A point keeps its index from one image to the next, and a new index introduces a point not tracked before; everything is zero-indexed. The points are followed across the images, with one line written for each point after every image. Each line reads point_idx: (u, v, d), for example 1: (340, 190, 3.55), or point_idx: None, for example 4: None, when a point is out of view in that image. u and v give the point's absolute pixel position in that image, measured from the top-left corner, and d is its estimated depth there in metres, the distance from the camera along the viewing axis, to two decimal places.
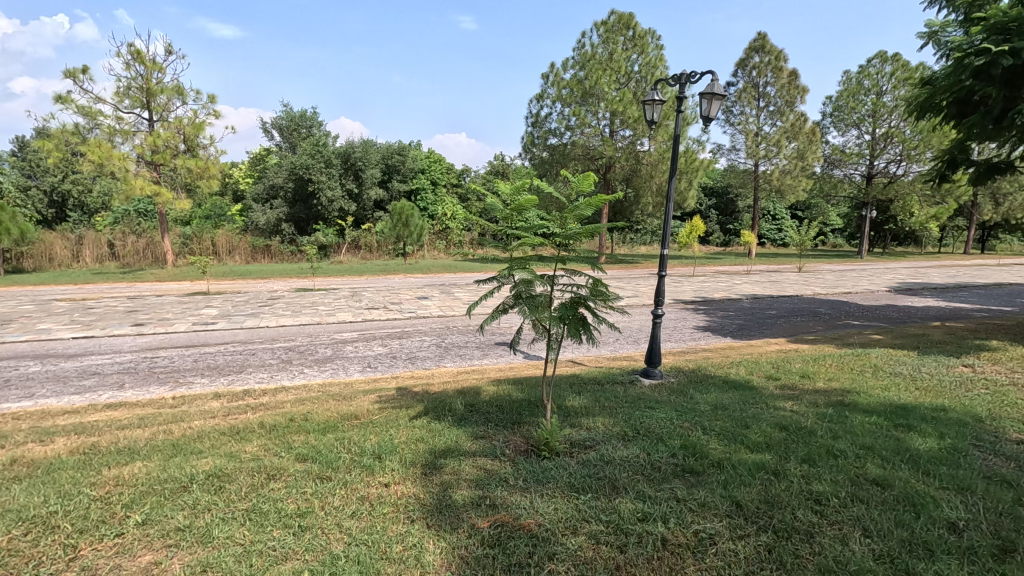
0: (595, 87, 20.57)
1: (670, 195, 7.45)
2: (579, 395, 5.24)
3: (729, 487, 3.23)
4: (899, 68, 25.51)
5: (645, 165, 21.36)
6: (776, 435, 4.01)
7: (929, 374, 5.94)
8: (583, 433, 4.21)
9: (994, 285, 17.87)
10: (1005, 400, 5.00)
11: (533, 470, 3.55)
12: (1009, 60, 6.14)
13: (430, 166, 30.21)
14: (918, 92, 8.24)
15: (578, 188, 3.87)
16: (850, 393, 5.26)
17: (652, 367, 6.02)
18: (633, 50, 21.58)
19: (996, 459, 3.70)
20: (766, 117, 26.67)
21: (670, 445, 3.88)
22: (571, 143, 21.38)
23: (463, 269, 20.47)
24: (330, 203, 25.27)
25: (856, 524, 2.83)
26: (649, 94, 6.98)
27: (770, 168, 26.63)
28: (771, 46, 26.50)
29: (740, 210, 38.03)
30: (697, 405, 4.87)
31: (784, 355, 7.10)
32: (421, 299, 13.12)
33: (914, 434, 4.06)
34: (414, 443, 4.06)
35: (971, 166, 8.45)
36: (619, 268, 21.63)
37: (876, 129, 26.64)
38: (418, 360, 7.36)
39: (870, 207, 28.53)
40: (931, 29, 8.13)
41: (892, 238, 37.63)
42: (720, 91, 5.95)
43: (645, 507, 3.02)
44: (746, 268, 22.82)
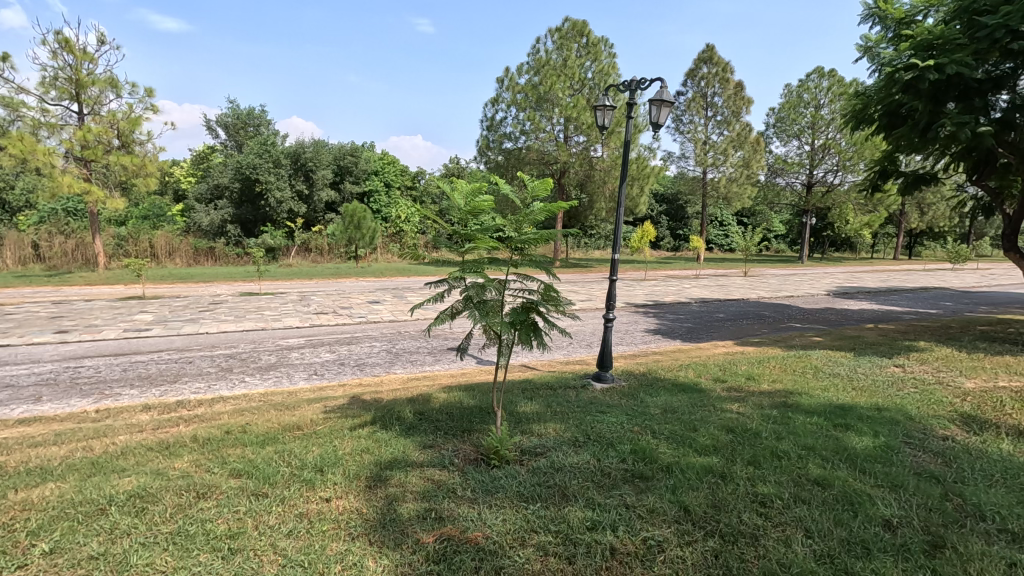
0: (549, 93, 20.74)
1: (619, 201, 7.47)
2: (531, 400, 5.17)
3: (678, 492, 3.24)
4: (835, 84, 26.94)
5: (599, 171, 21.81)
6: (723, 438, 4.07)
7: (865, 375, 6.19)
8: (534, 440, 4.15)
9: (920, 288, 19.11)
10: (932, 399, 5.27)
11: (482, 481, 3.46)
12: (935, 75, 6.56)
13: (384, 168, 29.78)
14: (853, 106, 8.64)
15: (535, 191, 3.85)
16: (792, 394, 5.43)
17: (604, 371, 6.04)
18: (586, 58, 21.94)
19: (925, 456, 3.87)
20: (714, 126, 27.58)
21: (620, 450, 3.88)
22: (525, 147, 21.53)
23: (417, 272, 20.17)
24: (278, 204, 24.39)
25: (798, 525, 2.87)
26: (601, 99, 6.99)
27: (717, 175, 27.53)
28: (718, 58, 27.47)
29: (689, 216, 39.30)
30: (647, 409, 4.90)
31: (731, 358, 7.29)
32: (372, 303, 12.80)
33: (851, 433, 4.20)
34: (359, 454, 3.89)
35: (900, 177, 8.93)
36: (573, 272, 21.83)
37: (815, 140, 28.02)
38: (367, 366, 7.14)
39: (809, 215, 29.97)
40: (866, 45, 8.47)
41: (829, 244, 39.66)
42: (669, 98, 6.04)
43: (595, 515, 2.98)
44: (694, 272, 23.51)
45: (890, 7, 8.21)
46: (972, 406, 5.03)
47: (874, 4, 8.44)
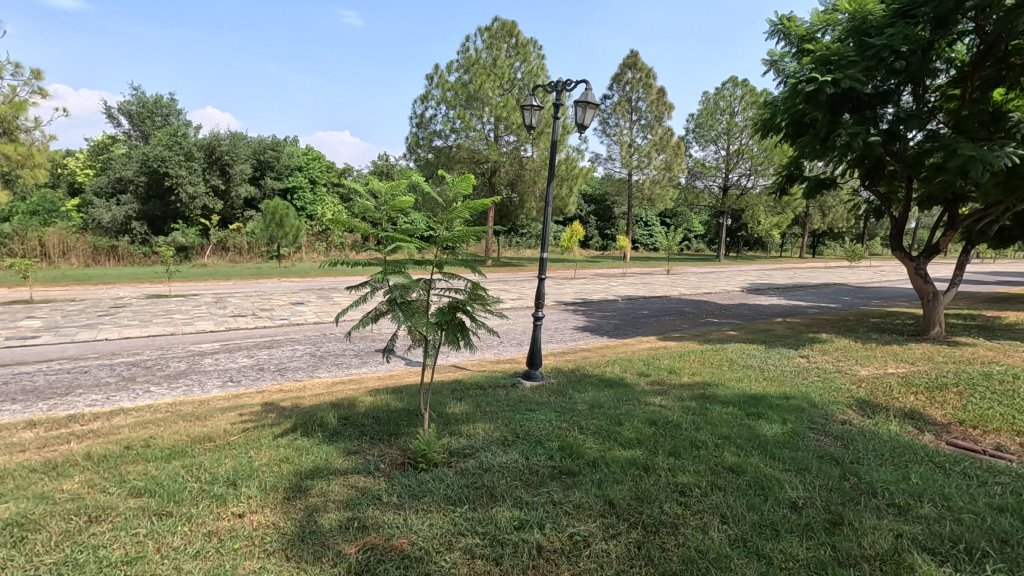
0: (479, 91, 20.70)
1: (547, 201, 7.55)
2: (461, 401, 5.11)
3: (603, 486, 3.30)
4: (747, 93, 28.73)
5: (529, 170, 22.09)
6: (646, 431, 4.20)
7: (775, 365, 6.63)
8: (462, 441, 4.10)
9: (822, 285, 20.78)
10: (833, 386, 5.73)
11: (409, 485, 3.38)
12: (832, 89, 7.10)
13: (309, 164, 28.64)
14: (762, 114, 9.24)
15: (459, 189, 3.80)
16: (710, 385, 5.71)
17: (534, 368, 6.08)
18: (515, 58, 22.09)
19: (827, 439, 4.18)
20: (638, 130, 28.64)
21: (548, 448, 3.91)
22: (456, 146, 21.37)
23: (344, 272, 19.53)
24: (191, 200, 22.77)
25: (714, 512, 3.00)
26: (528, 99, 7.03)
27: (642, 177, 28.60)
28: (642, 64, 28.50)
29: (616, 217, 40.60)
30: (575, 405, 4.98)
31: (654, 352, 7.58)
32: (294, 304, 12.22)
33: (763, 421, 4.47)
34: (277, 465, 3.68)
35: (804, 181, 9.64)
36: (504, 271, 21.94)
37: (730, 145, 29.76)
38: (288, 370, 6.81)
39: (725, 216, 31.81)
40: (773, 58, 9.04)
41: (744, 243, 42.28)
42: (594, 100, 6.17)
43: (522, 514, 2.98)
44: (621, 271, 24.25)
45: (793, 24, 8.84)
46: (866, 391, 5.52)
47: (779, 21, 9.04)
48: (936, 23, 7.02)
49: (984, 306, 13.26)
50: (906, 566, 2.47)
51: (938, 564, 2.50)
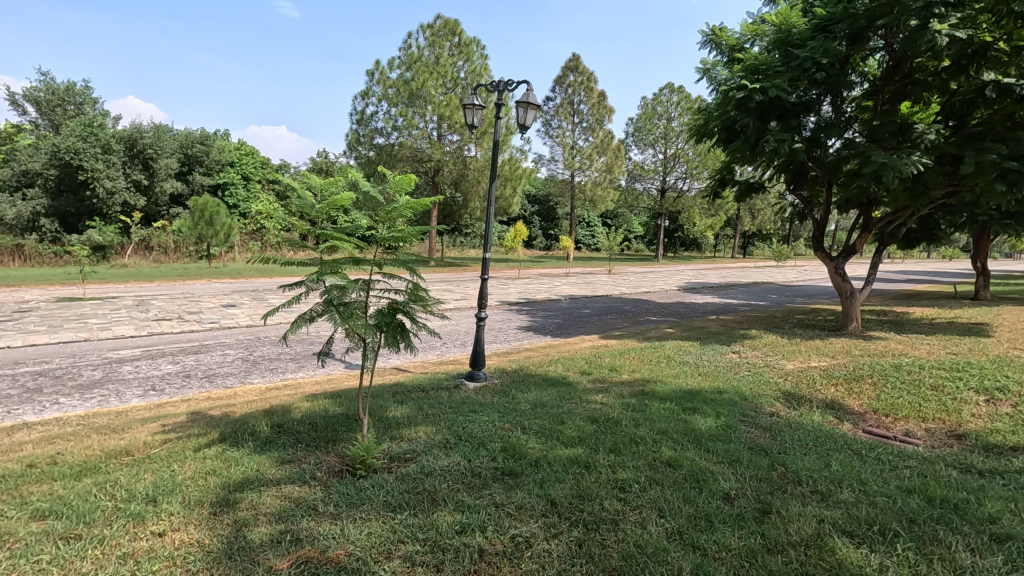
0: (421, 89, 20.43)
1: (489, 200, 7.51)
2: (401, 404, 5.00)
3: (545, 485, 3.31)
4: (683, 99, 29.85)
5: (472, 170, 22.02)
6: (587, 428, 4.25)
7: (709, 361, 6.90)
8: (403, 445, 4.01)
9: (751, 283, 21.90)
10: (762, 379, 6.03)
11: (346, 493, 3.25)
12: (760, 97, 7.45)
13: (241, 159, 27.35)
14: (696, 120, 9.60)
15: (398, 187, 3.70)
16: (649, 382, 5.87)
17: (477, 369, 6.04)
18: (458, 57, 21.96)
19: (756, 431, 4.37)
20: (580, 132, 29.17)
21: (490, 449, 3.88)
22: (398, 144, 21.00)
23: (280, 273, 18.76)
24: (109, 195, 21.20)
25: (653, 506, 3.07)
26: (469, 98, 6.98)
27: (584, 178, 29.13)
28: (583, 68, 29.02)
29: (559, 217, 41.17)
30: (517, 405, 4.98)
31: (596, 351, 7.71)
32: (225, 307, 11.61)
33: (698, 416, 4.63)
34: (202, 478, 3.46)
35: (735, 185, 10.08)
36: (448, 271, 21.78)
37: (667, 150, 30.84)
38: (217, 377, 6.44)
39: (663, 218, 32.94)
40: (705, 66, 9.39)
41: (680, 244, 43.97)
42: (535, 102, 6.20)
43: (464, 518, 2.94)
44: (564, 271, 24.58)
45: (724, 35, 9.24)
46: (791, 384, 5.83)
47: (711, 32, 9.41)
48: (852, 38, 7.51)
49: (894, 303, 14.38)
50: (828, 549, 2.61)
51: (856, 546, 2.66)
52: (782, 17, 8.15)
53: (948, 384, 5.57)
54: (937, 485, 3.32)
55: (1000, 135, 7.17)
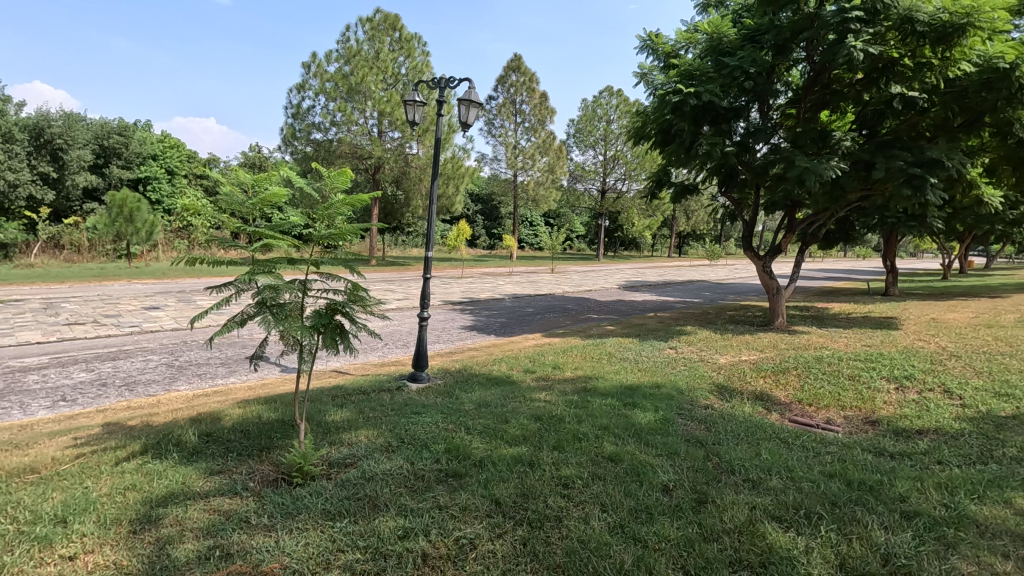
0: (360, 84, 19.91)
1: (431, 198, 7.41)
2: (341, 408, 4.84)
3: (489, 485, 3.29)
4: (622, 102, 30.64)
5: (414, 168, 21.76)
6: (531, 426, 4.27)
7: (647, 357, 7.11)
8: (343, 449, 3.89)
9: (687, 281, 22.82)
10: (697, 373, 6.28)
11: (281, 503, 3.10)
12: (694, 101, 7.73)
13: (165, 152, 25.70)
14: (635, 122, 9.86)
15: (333, 183, 3.54)
16: (591, 378, 5.98)
17: (420, 370, 5.95)
18: (399, 52, 21.58)
19: (692, 424, 4.54)
20: (522, 132, 29.38)
21: (434, 450, 3.83)
22: (336, 140, 20.40)
23: (209, 273, 17.78)
24: (12, 189, 19.16)
25: (595, 501, 3.12)
26: (410, 94, 6.85)
27: (526, 178, 29.36)
28: (524, 68, 29.22)
29: (502, 216, 41.34)
30: (461, 405, 4.94)
31: (539, 349, 7.77)
32: (147, 309, 10.87)
33: (638, 410, 4.75)
34: (121, 495, 3.20)
35: (671, 187, 10.42)
36: (389, 271, 21.40)
37: (607, 151, 31.58)
38: (139, 385, 6.00)
39: (603, 218, 33.72)
40: (643, 71, 9.63)
41: (620, 243, 45.23)
42: (477, 100, 6.17)
43: (406, 522, 2.87)
44: (508, 270, 24.68)
45: (660, 41, 9.53)
46: (724, 377, 6.11)
47: (648, 37, 9.67)
48: (777, 49, 7.94)
49: (815, 299, 15.38)
50: (759, 535, 2.74)
51: (784, 530, 2.80)
52: (713, 26, 8.50)
53: (863, 373, 6.01)
54: (854, 469, 3.55)
55: (907, 144, 7.78)
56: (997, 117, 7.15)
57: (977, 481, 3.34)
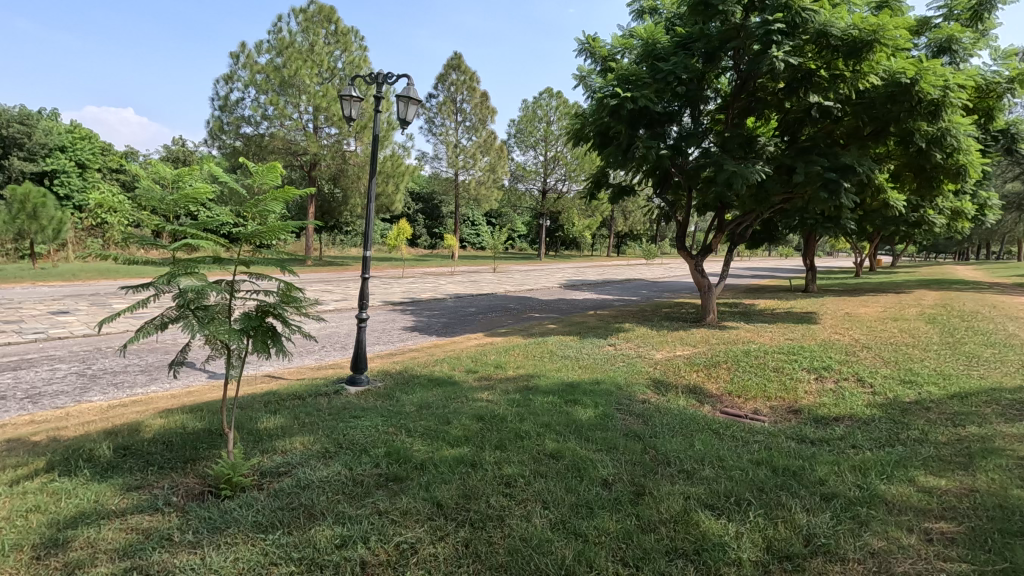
0: (294, 78, 19.17)
1: (369, 196, 7.22)
2: (274, 414, 4.63)
3: (431, 488, 3.24)
4: (561, 104, 31.11)
5: (352, 166, 21.30)
6: (474, 427, 4.24)
7: (588, 355, 7.24)
8: (276, 458, 3.71)
9: (625, 280, 23.48)
10: (635, 369, 6.46)
11: (208, 517, 2.93)
12: (631, 105, 7.94)
13: (76, 143, 23.74)
14: (574, 124, 10.02)
15: (261, 179, 3.36)
16: (532, 377, 6.02)
17: (358, 373, 5.78)
18: (335, 46, 20.96)
19: (630, 418, 4.66)
20: (463, 131, 29.25)
21: (374, 455, 3.73)
22: (268, 134, 19.56)
23: (127, 274, 16.56)
24: None
25: (537, 499, 3.14)
26: (346, 89, 6.65)
27: (468, 178, 29.24)
28: (465, 67, 29.10)
29: (444, 216, 41.03)
30: (402, 407, 4.84)
31: (482, 348, 7.75)
32: (55, 314, 10.00)
33: (578, 407, 4.83)
34: (22, 518, 2.92)
35: (609, 188, 10.65)
36: (327, 271, 20.73)
37: (547, 152, 31.98)
38: (45, 396, 5.49)
39: (545, 218, 34.12)
40: (581, 74, 9.81)
41: (560, 243, 45.96)
42: (416, 97, 6.07)
43: (344, 530, 2.78)
44: (450, 270, 24.46)
45: (597, 45, 9.75)
46: (660, 372, 6.31)
47: (586, 41, 9.86)
48: (708, 57, 8.29)
49: (744, 296, 16.21)
50: (693, 523, 2.84)
51: (716, 517, 2.92)
52: (648, 32, 8.78)
53: (786, 365, 6.38)
54: (779, 456, 3.76)
55: (823, 150, 8.32)
56: (901, 127, 7.76)
57: (885, 462, 3.61)
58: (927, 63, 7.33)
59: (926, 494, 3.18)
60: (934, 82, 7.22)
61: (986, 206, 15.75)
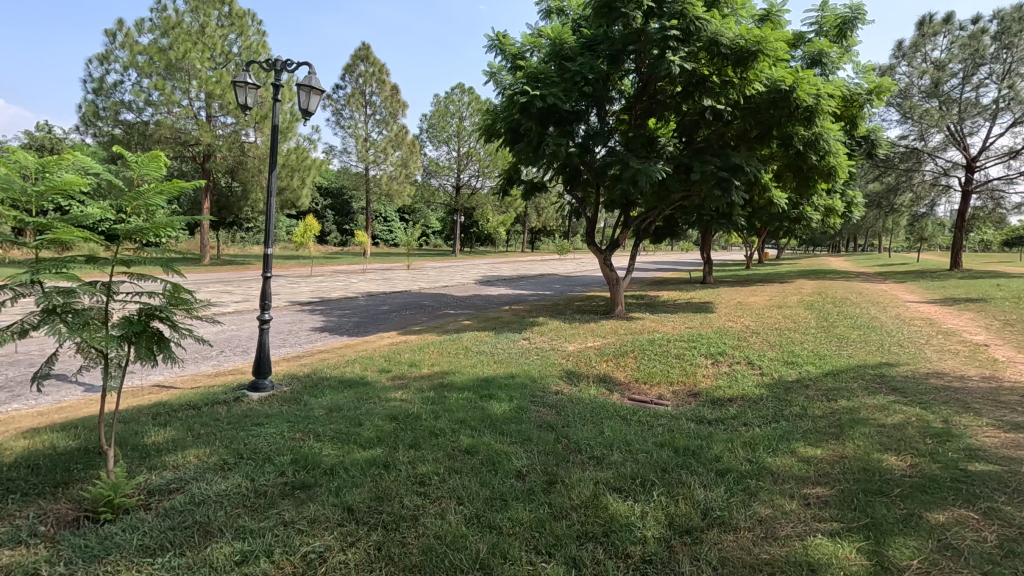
0: (182, 61, 17.64)
1: (270, 190, 6.80)
2: (164, 427, 4.24)
3: (340, 493, 3.13)
4: (473, 100, 31.10)
5: (251, 158, 19.94)
6: (387, 427, 4.15)
7: (503, 349, 7.31)
8: (166, 475, 3.40)
9: (539, 275, 23.94)
10: (549, 362, 6.60)
11: (84, 546, 2.63)
12: (540, 103, 8.08)
13: None
14: (486, 120, 10.03)
15: (143, 171, 3.04)
16: (448, 374, 5.97)
17: (261, 378, 5.43)
18: (229, 29, 19.56)
19: (544, 410, 4.76)
20: (373, 124, 28.41)
21: (279, 463, 3.53)
22: (154, 122, 17.90)
23: None
24: None
25: (452, 495, 3.12)
26: (240, 74, 6.21)
27: (379, 173, 28.44)
28: (374, 58, 28.25)
29: (355, 212, 39.70)
30: (311, 412, 4.62)
31: (395, 347, 7.57)
32: None
33: (493, 401, 4.87)
34: None
35: (521, 184, 10.79)
36: (226, 271, 19.34)
37: (460, 148, 31.86)
38: None
39: (459, 214, 33.97)
40: (492, 70, 9.85)
41: (476, 239, 46.06)
42: (319, 86, 5.78)
43: (245, 545, 2.61)
44: (362, 267, 23.67)
45: (507, 42, 9.83)
46: (572, 364, 6.49)
47: (495, 37, 9.90)
48: (612, 59, 8.61)
49: (650, 289, 17.09)
50: (603, 507, 2.96)
51: (623, 499, 3.06)
52: (555, 32, 9.00)
53: (687, 353, 6.80)
54: (680, 437, 4.01)
55: (716, 151, 8.96)
56: (782, 131, 8.50)
57: (772, 437, 3.95)
58: (802, 73, 8.08)
59: (805, 463, 3.52)
60: (808, 91, 7.98)
61: (852, 204, 17.68)
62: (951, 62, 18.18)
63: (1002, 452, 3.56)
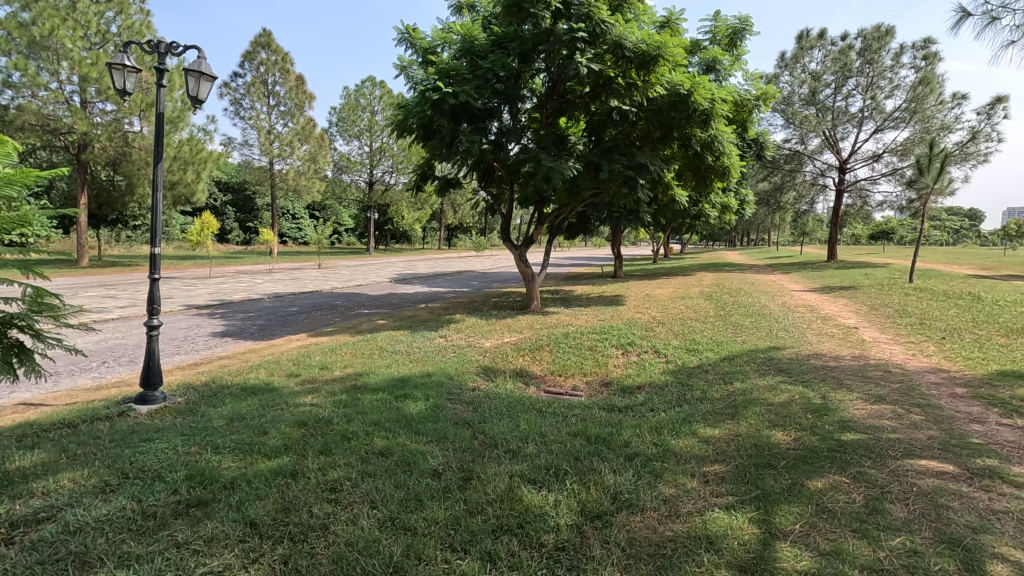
0: (49, 39, 15.71)
1: (156, 183, 6.23)
2: (32, 451, 3.75)
3: (242, 506, 2.94)
4: (385, 94, 30.35)
5: (137, 149, 18.18)
6: (295, 434, 3.94)
7: (419, 348, 7.19)
8: (33, 504, 3.02)
9: (457, 272, 23.84)
10: (465, 359, 6.59)
11: None
12: (451, 99, 8.00)
13: None
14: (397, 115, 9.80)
15: None
16: (361, 375, 5.78)
17: (150, 389, 4.96)
18: (106, 6, 17.71)
19: (461, 407, 4.74)
20: (277, 116, 26.91)
21: (171, 480, 3.25)
22: (15, 107, 15.84)
23: None
24: None
25: (364, 499, 3.03)
26: (116, 56, 5.61)
27: (285, 167, 27.02)
28: (276, 46, 26.75)
29: (259, 209, 37.42)
30: (209, 422, 4.30)
31: (305, 350, 7.22)
32: None
33: (409, 401, 4.77)
34: None
35: (434, 180, 10.65)
36: (110, 273, 17.53)
37: (372, 143, 31.01)
38: None
39: (372, 211, 33.06)
40: (402, 63, 9.64)
41: (390, 236, 45.06)
42: (209, 72, 5.36)
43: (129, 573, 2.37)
44: (268, 267, 22.36)
45: (417, 36, 9.65)
46: (489, 360, 6.51)
47: (405, 31, 9.69)
48: (522, 58, 8.70)
49: (564, 284, 17.55)
50: (517, 499, 3.00)
51: (537, 490, 3.11)
52: (465, 28, 8.97)
53: (599, 344, 7.05)
54: (592, 426, 4.14)
55: (622, 150, 9.34)
56: (681, 132, 9.01)
57: (675, 421, 4.19)
58: (698, 78, 8.60)
59: (705, 443, 3.76)
60: (703, 95, 8.52)
61: (745, 202, 19.14)
62: (825, 74, 20.15)
63: (867, 422, 4.01)
